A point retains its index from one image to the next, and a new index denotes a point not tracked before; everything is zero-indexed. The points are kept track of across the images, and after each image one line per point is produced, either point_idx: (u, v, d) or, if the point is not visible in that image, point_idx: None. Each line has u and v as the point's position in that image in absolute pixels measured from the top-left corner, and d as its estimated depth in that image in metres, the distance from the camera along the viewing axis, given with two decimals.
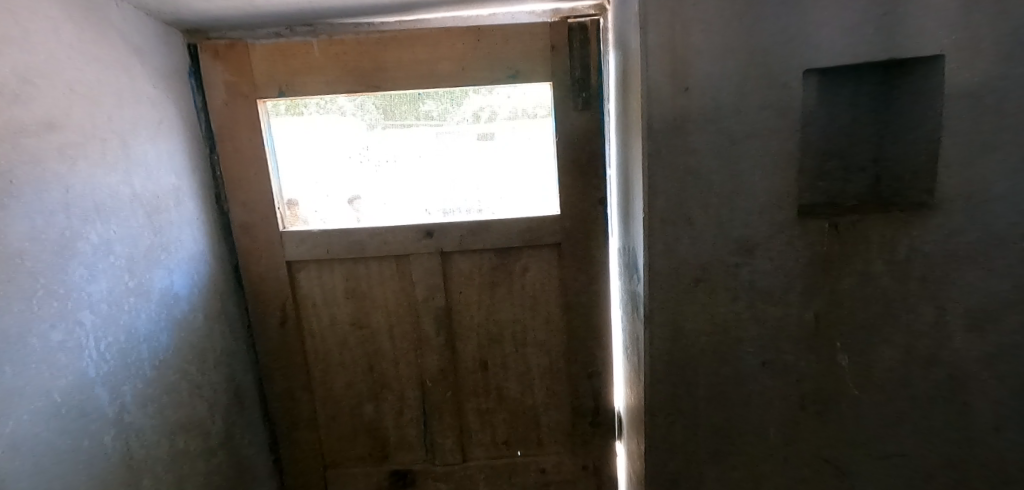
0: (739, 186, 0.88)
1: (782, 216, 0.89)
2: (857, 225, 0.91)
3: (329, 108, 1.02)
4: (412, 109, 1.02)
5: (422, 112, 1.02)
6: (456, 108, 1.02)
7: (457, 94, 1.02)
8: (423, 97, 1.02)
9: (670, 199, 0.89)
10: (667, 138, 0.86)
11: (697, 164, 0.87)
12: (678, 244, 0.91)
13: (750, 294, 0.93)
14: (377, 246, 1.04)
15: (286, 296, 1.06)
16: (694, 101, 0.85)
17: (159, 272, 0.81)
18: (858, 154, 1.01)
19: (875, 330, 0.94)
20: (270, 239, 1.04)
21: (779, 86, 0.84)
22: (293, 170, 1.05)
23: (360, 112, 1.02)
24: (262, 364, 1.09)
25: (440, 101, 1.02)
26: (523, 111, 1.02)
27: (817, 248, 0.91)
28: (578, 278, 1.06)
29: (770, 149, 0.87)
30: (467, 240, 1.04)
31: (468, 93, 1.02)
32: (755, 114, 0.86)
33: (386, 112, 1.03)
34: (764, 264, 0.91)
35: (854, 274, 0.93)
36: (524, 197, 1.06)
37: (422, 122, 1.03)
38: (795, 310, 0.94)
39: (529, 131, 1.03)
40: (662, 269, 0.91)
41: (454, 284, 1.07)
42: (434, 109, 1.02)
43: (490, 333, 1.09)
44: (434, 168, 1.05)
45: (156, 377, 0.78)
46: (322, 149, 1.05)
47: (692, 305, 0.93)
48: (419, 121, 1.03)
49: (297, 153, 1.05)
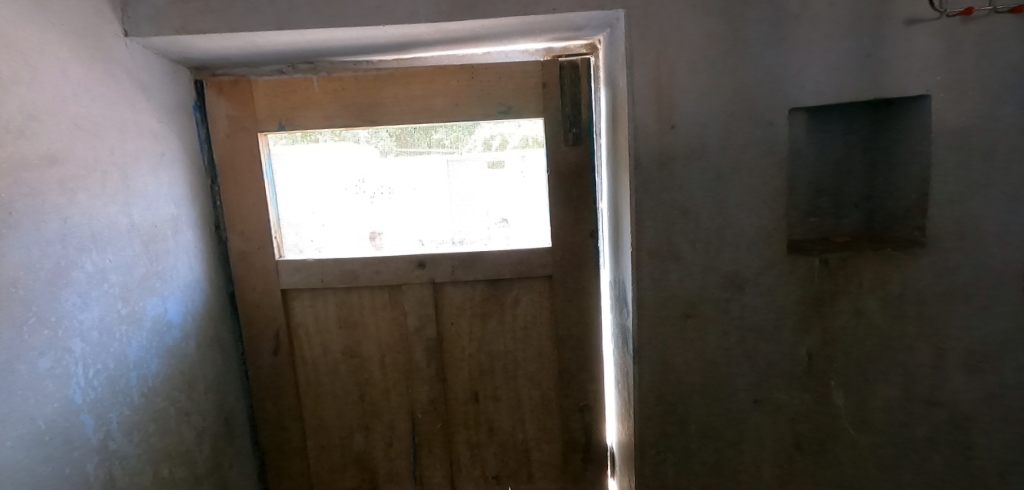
0: (727, 221, 0.89)
1: (771, 251, 0.89)
2: (847, 261, 0.90)
3: (344, 136, 1.04)
4: (424, 137, 1.04)
5: (434, 140, 1.04)
6: (470, 135, 1.04)
7: (468, 123, 1.03)
8: (437, 125, 1.04)
9: (658, 234, 0.89)
10: (655, 174, 0.87)
11: (685, 199, 0.88)
12: (667, 278, 0.90)
13: (741, 329, 0.92)
14: (371, 276, 1.06)
15: (280, 324, 1.07)
16: (681, 137, 0.86)
17: (152, 299, 0.82)
18: (850, 190, 1.01)
19: (871, 369, 0.92)
20: (266, 268, 1.06)
21: (765, 124, 0.86)
22: (291, 200, 1.07)
23: (375, 139, 1.04)
24: (253, 392, 1.09)
25: (452, 130, 1.04)
26: (533, 140, 1.03)
27: (808, 285, 0.91)
28: (569, 310, 1.05)
29: (758, 185, 0.88)
30: (459, 271, 1.05)
31: (479, 123, 1.03)
32: (742, 151, 0.87)
33: (399, 140, 1.04)
34: (755, 299, 0.91)
35: (847, 311, 0.92)
36: (516, 229, 1.06)
37: (434, 150, 1.05)
38: (788, 346, 0.93)
39: (528, 164, 1.04)
40: (651, 303, 0.91)
41: (445, 314, 1.07)
42: (445, 137, 1.04)
43: (480, 364, 1.09)
44: (430, 199, 1.06)
45: (145, 404, 0.79)
46: (320, 180, 1.07)
47: (681, 340, 0.92)
48: (432, 148, 1.04)
49: (295, 184, 1.07)
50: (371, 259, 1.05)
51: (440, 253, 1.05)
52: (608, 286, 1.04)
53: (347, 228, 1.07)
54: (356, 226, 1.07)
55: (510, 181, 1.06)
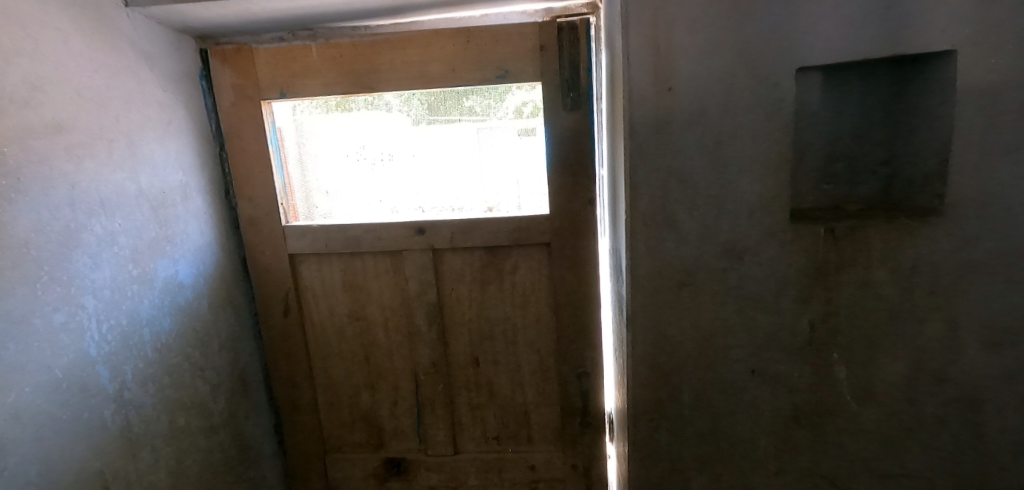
0: (726, 189, 0.86)
1: (772, 220, 0.86)
2: (855, 231, 0.86)
3: (376, 104, 1.07)
4: (456, 105, 1.05)
5: (466, 107, 1.05)
6: (501, 103, 1.03)
7: (501, 90, 1.03)
8: (469, 92, 1.04)
9: (652, 201, 0.87)
10: (649, 139, 0.85)
11: (682, 165, 0.85)
12: (662, 247, 0.89)
13: (739, 299, 0.90)
14: (373, 242, 1.08)
15: (288, 287, 1.12)
16: (679, 100, 0.83)
17: (163, 262, 0.87)
18: (866, 156, 0.95)
19: (878, 342, 0.89)
20: (274, 233, 1.10)
21: (769, 86, 0.82)
22: (296, 167, 1.12)
23: (406, 106, 1.06)
24: (266, 350, 1.15)
25: (484, 97, 1.04)
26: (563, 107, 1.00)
27: (811, 255, 0.87)
28: (567, 278, 1.05)
29: (760, 150, 0.84)
30: (457, 238, 1.06)
31: (511, 89, 1.02)
32: (744, 115, 0.83)
33: (431, 107, 1.05)
34: (754, 269, 0.88)
35: (854, 283, 0.88)
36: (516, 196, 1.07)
37: (465, 118, 1.06)
38: (788, 318, 0.90)
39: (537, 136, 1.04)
40: (645, 272, 0.90)
41: (446, 280, 1.09)
42: (477, 104, 1.05)
43: (480, 330, 1.11)
44: (430, 166, 1.09)
45: (158, 358, 0.85)
46: (324, 147, 1.11)
47: (675, 309, 0.91)
48: (463, 116, 1.05)
49: (301, 151, 1.11)
50: (374, 226, 1.07)
51: (439, 220, 1.06)
52: (607, 254, 1.03)
53: (349, 195, 1.12)
54: (358, 192, 1.12)
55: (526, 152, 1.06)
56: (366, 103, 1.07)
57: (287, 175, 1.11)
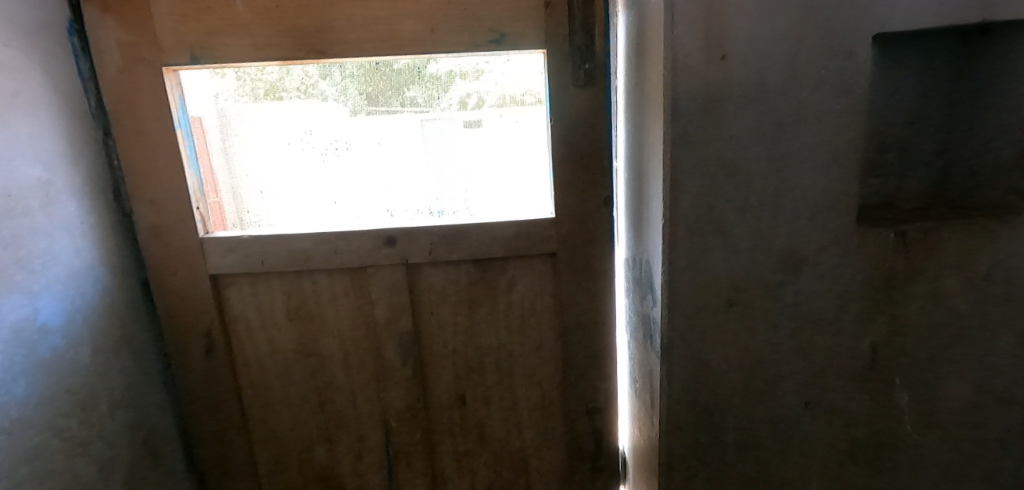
0: (786, 185, 0.69)
1: (837, 222, 0.70)
2: (929, 233, 0.72)
3: (310, 93, 0.83)
4: (396, 94, 0.83)
5: (407, 98, 0.84)
6: (446, 94, 0.84)
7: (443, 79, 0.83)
8: (409, 80, 0.83)
9: (698, 201, 0.69)
10: (697, 120, 0.66)
11: (736, 154, 0.67)
12: (706, 258, 0.71)
13: (795, 319, 0.73)
14: (326, 260, 0.82)
15: (211, 318, 0.85)
16: (733, 72, 0.65)
17: (12, 299, 0.58)
18: (920, 145, 0.81)
19: (944, 363, 0.76)
20: (188, 247, 0.83)
21: (841, 55, 0.64)
22: (219, 159, 0.85)
23: (343, 97, 0.83)
24: (183, 401, 0.89)
25: (426, 85, 0.83)
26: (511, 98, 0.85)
27: (877, 264, 0.72)
28: (577, 295, 0.85)
29: (828, 136, 0.67)
30: (439, 249, 0.82)
31: (454, 77, 0.83)
32: (810, 91, 0.66)
33: (369, 96, 0.84)
34: (813, 283, 0.72)
35: (922, 294, 0.74)
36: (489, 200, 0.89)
37: (406, 109, 0.85)
38: (848, 339, 0.75)
39: (535, 124, 0.84)
40: (685, 291, 0.71)
41: (421, 303, 0.86)
42: (419, 94, 0.84)
43: (469, 362, 0.89)
44: (398, 158, 0.87)
45: (8, 444, 0.56)
46: (257, 133, 0.85)
47: (720, 333, 0.73)
48: (403, 108, 0.84)
49: (225, 138, 0.85)
50: (326, 237, 0.81)
51: (412, 227, 0.81)
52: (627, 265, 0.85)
53: (291, 194, 0.88)
54: (302, 192, 0.88)
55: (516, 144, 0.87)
56: (299, 92, 0.83)
57: (203, 170, 0.85)
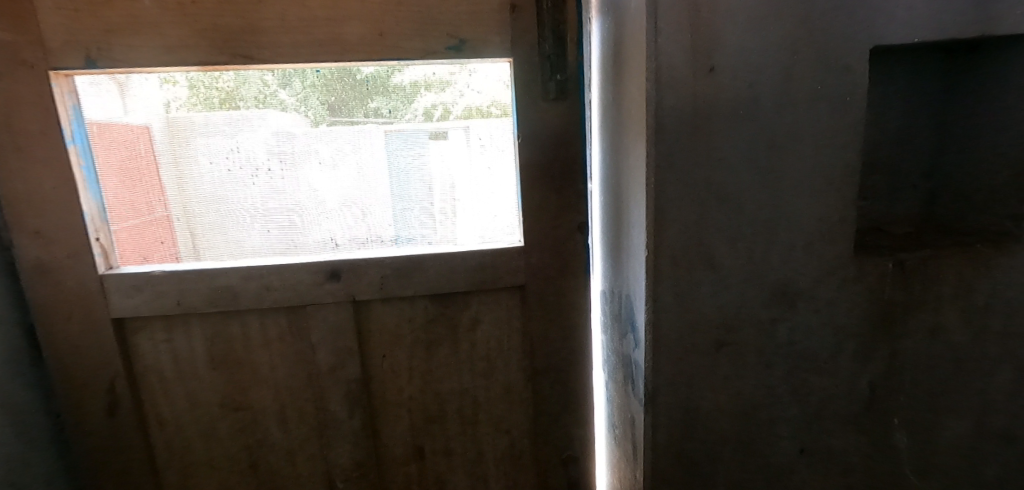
0: (779, 212, 0.62)
1: (833, 252, 0.63)
2: (929, 262, 0.66)
3: (233, 104, 0.71)
4: (359, 104, 0.73)
5: (370, 109, 0.73)
6: (411, 106, 0.74)
7: (409, 90, 0.73)
8: (372, 89, 0.73)
9: (686, 230, 0.61)
10: (684, 140, 0.58)
11: (726, 178, 0.60)
12: (693, 294, 0.63)
13: (789, 359, 0.66)
14: (254, 298, 0.73)
15: (116, 371, 0.73)
16: (722, 85, 0.58)
17: None
18: (908, 165, 0.76)
19: (942, 399, 0.71)
20: (86, 287, 0.71)
21: (837, 70, 0.58)
22: (169, 175, 0.73)
23: (303, 107, 0.72)
24: (84, 469, 0.75)
25: (391, 94, 0.73)
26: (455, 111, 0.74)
27: (875, 296, 0.66)
28: (549, 333, 0.77)
29: (824, 159, 0.61)
30: (390, 284, 0.74)
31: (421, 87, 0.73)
32: (804, 109, 0.59)
33: (330, 105, 0.73)
34: (808, 319, 0.65)
35: (921, 328, 0.68)
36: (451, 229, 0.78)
37: (372, 121, 0.74)
38: (845, 379, 0.68)
39: (498, 141, 0.75)
40: (672, 331, 0.63)
41: (372, 342, 0.77)
42: (383, 105, 0.74)
43: (427, 409, 0.80)
44: (346, 181, 0.75)
45: None
46: (212, 144, 0.72)
47: (710, 376, 0.65)
48: (367, 120, 0.74)
49: (174, 150, 0.72)
50: (252, 271, 0.72)
51: (358, 259, 0.73)
52: (608, 300, 0.76)
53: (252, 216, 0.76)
54: (263, 212, 0.75)
55: (479, 164, 0.76)
56: (257, 101, 0.72)
57: (107, 193, 0.72)
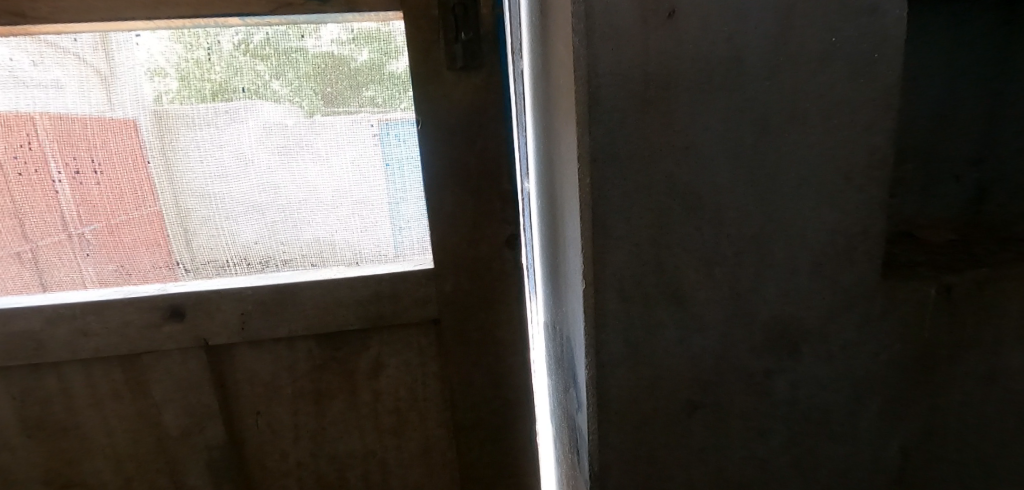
0: (773, 225, 0.43)
1: (851, 278, 0.45)
2: (986, 288, 0.47)
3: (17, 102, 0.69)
4: (352, 91, 0.73)
5: (365, 98, 0.73)
6: (405, 94, 0.72)
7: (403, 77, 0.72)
8: (367, 79, 0.73)
9: (638, 254, 0.43)
10: (632, 122, 0.40)
11: (694, 177, 0.41)
12: (650, 340, 0.45)
13: (790, 424, 0.48)
14: (64, 346, 0.76)
15: None
16: (687, 39, 0.39)
17: None
18: (953, 149, 0.56)
19: (1002, 470, 0.52)
20: None
21: (859, 12, 0.39)
22: (157, 169, 0.75)
23: (297, 98, 0.73)
24: None
25: (383, 81, 0.72)
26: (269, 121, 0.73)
27: (909, 336, 0.48)
28: (470, 377, 0.81)
29: (838, 145, 0.42)
30: (251, 321, 0.76)
31: None
32: (810, 73, 0.40)
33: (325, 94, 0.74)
34: (816, 370, 0.47)
35: (974, 377, 0.49)
36: (284, 242, 0.79)
37: (367, 111, 0.74)
38: (867, 447, 0.50)
39: (331, 162, 0.76)
40: (624, 392, 0.46)
41: (247, 396, 0.82)
42: (378, 94, 0.73)
43: (322, 473, 0.87)
44: (206, 193, 0.76)
45: None
46: (204, 136, 0.73)
47: (678, 448, 0.48)
48: (362, 109, 0.74)
49: (161, 145, 0.73)
50: (58, 310, 0.74)
51: (205, 292, 0.75)
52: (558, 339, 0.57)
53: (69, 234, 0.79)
54: (256, 207, 0.77)
55: (302, 175, 0.76)
56: (249, 92, 0.72)
57: None
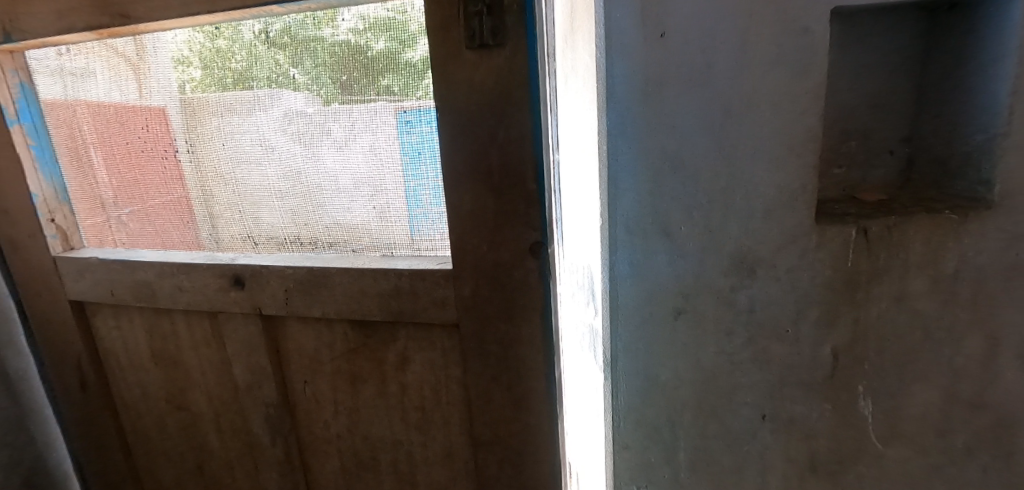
0: (737, 181, 0.61)
1: (795, 220, 0.63)
2: (894, 230, 0.65)
3: None
4: (369, 81, 0.80)
5: (381, 86, 0.80)
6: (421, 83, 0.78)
7: (418, 67, 0.77)
8: (383, 68, 0.79)
9: (642, 200, 0.62)
10: (638, 108, 0.59)
11: (681, 145, 0.60)
12: (649, 262, 0.64)
13: (749, 327, 0.67)
14: (169, 294, 0.95)
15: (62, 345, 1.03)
16: (676, 52, 0.57)
17: None
18: (887, 130, 0.74)
19: (911, 368, 0.69)
20: (44, 269, 0.99)
21: (796, 32, 0.57)
22: (186, 159, 0.93)
23: (314, 85, 0.83)
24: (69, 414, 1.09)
25: (399, 72, 0.78)
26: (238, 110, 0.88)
27: (839, 264, 0.66)
28: (495, 373, 0.83)
29: (784, 125, 0.59)
30: (293, 300, 0.89)
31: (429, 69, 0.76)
32: (762, 73, 0.58)
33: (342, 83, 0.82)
34: (770, 288, 0.65)
35: (888, 297, 0.67)
36: (312, 227, 0.90)
37: (383, 99, 0.81)
38: (808, 347, 0.69)
39: (381, 158, 0.83)
40: (631, 300, 0.65)
41: (296, 367, 0.96)
42: (393, 82, 0.79)
43: (357, 450, 0.98)
44: (251, 179, 0.91)
45: None
46: (237, 122, 0.88)
47: (669, 342, 0.67)
48: (377, 96, 0.81)
49: (185, 122, 0.91)
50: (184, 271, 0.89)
51: (259, 268, 0.89)
52: (580, 284, 0.80)
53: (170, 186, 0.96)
54: (280, 191, 0.90)
55: (307, 166, 0.87)
56: (267, 81, 0.85)
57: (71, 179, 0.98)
